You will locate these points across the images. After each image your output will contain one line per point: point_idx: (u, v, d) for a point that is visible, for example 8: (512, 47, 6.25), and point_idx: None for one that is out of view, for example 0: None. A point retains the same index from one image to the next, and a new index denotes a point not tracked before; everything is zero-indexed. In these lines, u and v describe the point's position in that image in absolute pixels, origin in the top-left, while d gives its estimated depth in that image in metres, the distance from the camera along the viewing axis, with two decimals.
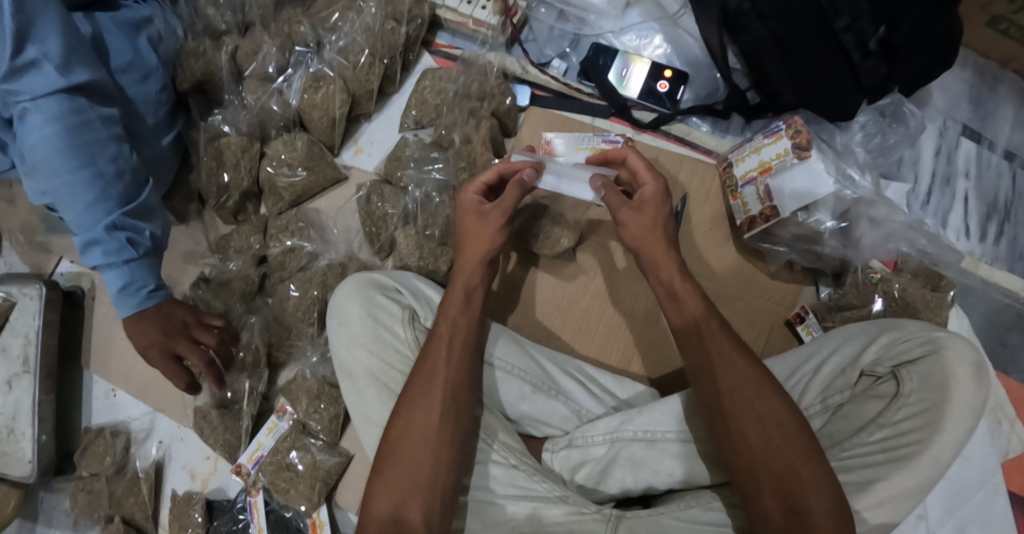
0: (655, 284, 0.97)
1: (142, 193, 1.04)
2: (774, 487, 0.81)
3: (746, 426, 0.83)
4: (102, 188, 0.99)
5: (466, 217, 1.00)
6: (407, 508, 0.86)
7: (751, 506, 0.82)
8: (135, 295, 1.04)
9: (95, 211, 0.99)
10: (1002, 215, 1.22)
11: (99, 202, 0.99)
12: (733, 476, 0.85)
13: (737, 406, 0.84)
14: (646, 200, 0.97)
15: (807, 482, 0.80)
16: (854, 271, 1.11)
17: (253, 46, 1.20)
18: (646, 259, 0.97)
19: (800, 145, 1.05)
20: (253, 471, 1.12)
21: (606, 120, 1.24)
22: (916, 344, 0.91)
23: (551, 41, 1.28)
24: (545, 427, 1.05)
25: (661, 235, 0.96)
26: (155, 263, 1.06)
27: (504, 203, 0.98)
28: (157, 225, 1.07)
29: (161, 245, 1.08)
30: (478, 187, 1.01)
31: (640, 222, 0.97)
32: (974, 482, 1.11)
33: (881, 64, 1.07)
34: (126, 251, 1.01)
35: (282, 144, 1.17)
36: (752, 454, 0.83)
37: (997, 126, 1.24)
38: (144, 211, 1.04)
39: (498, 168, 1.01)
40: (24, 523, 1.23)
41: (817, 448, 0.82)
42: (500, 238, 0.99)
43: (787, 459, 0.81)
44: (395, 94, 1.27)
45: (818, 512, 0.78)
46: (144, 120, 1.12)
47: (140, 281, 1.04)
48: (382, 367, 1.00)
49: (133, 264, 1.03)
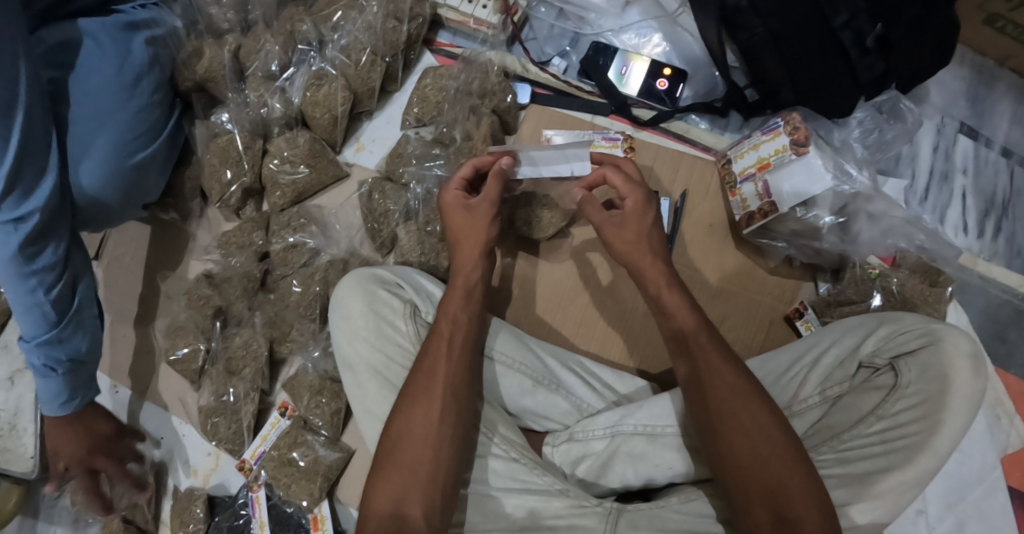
0: (645, 299, 0.97)
1: (72, 308, 1.03)
2: (763, 496, 0.81)
3: (734, 437, 0.84)
4: (31, 310, 0.99)
5: (456, 215, 1.01)
6: (407, 503, 0.87)
7: (738, 516, 0.83)
8: (55, 400, 1.04)
9: (26, 328, 1.00)
10: (1000, 211, 1.22)
11: (30, 319, 1.00)
12: (722, 483, 0.85)
13: (725, 418, 0.85)
14: (629, 213, 0.98)
15: (796, 493, 0.80)
16: (853, 266, 1.12)
17: (256, 44, 1.22)
18: (633, 271, 0.98)
19: (799, 141, 1.06)
20: (255, 466, 1.14)
21: (607, 117, 1.25)
22: (915, 336, 0.92)
23: (551, 39, 1.28)
24: (546, 421, 1.05)
25: (645, 253, 0.97)
26: (74, 381, 1.04)
27: (490, 194, 1.00)
28: (80, 343, 1.04)
29: (88, 358, 1.06)
30: (459, 182, 1.03)
31: (624, 237, 0.98)
32: (973, 476, 1.11)
33: (879, 60, 1.09)
34: (46, 371, 1.02)
35: (285, 140, 1.18)
36: (742, 463, 0.83)
37: (994, 123, 1.25)
38: (59, 337, 1.02)
39: (473, 162, 1.02)
40: (24, 522, 1.21)
41: (805, 460, 0.83)
42: (490, 228, 1.01)
43: (775, 469, 0.82)
44: (397, 92, 1.28)
45: (807, 523, 0.79)
46: (140, 122, 1.14)
47: (51, 395, 1.04)
48: (385, 361, 1.01)
49: (55, 379, 1.03)
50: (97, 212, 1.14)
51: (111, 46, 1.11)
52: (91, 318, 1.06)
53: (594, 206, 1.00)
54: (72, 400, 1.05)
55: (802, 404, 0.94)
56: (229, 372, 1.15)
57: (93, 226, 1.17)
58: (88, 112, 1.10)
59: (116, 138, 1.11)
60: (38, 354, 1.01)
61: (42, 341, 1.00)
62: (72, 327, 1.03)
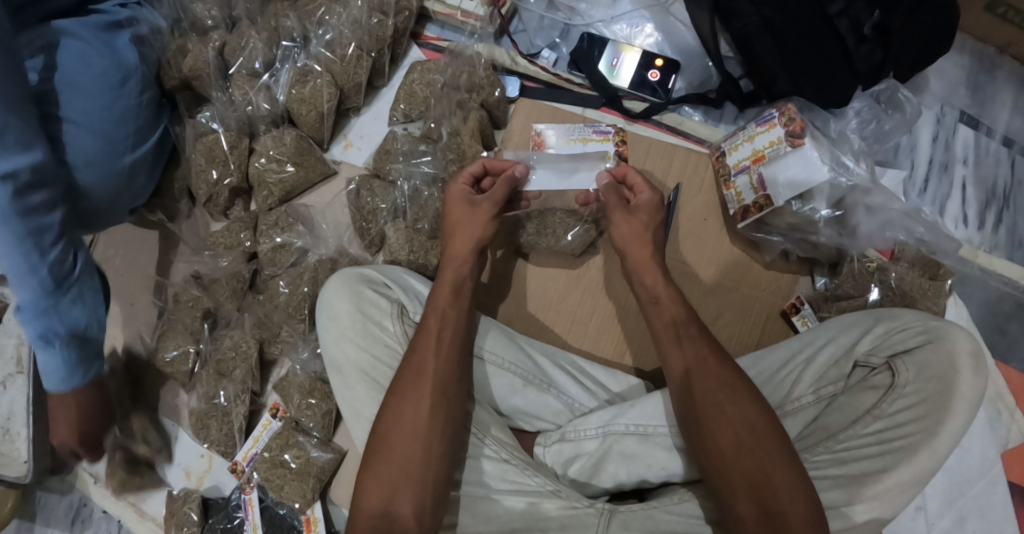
0: (637, 287, 0.98)
1: (67, 280, 0.95)
2: (748, 490, 0.80)
3: (719, 428, 0.83)
4: (25, 277, 0.91)
5: (457, 208, 1.01)
6: (397, 502, 0.85)
7: (724, 511, 0.81)
8: (61, 372, 0.97)
9: (21, 298, 0.93)
10: (1001, 203, 1.20)
11: (23, 287, 0.92)
12: (708, 478, 0.84)
13: (709, 409, 0.84)
14: (640, 207, 1.00)
15: (780, 484, 0.79)
16: (853, 260, 1.09)
17: (241, 41, 1.19)
18: (631, 263, 0.99)
19: (794, 133, 1.03)
20: (247, 468, 1.14)
21: (598, 109, 1.23)
22: (913, 334, 0.90)
23: (541, 31, 1.26)
24: (537, 421, 1.04)
25: (649, 240, 0.98)
26: (78, 356, 0.97)
27: (495, 195, 1.01)
28: (80, 316, 0.97)
29: (90, 332, 0.98)
30: (467, 178, 1.04)
31: (632, 225, 0.99)
32: (972, 472, 1.10)
33: (877, 48, 1.07)
34: (45, 344, 0.95)
35: (271, 139, 1.17)
36: (725, 457, 0.82)
37: (995, 112, 1.22)
38: (59, 308, 0.94)
39: (485, 162, 1.04)
40: (21, 524, 1.25)
41: (791, 454, 0.82)
42: (490, 228, 1.01)
43: (760, 461, 0.81)
44: (384, 88, 1.26)
45: (792, 516, 0.78)
46: (127, 122, 1.11)
47: (51, 369, 0.96)
48: (372, 362, 0.99)
49: (60, 353, 0.96)
50: (86, 214, 1.12)
51: (98, 45, 1.07)
52: (91, 289, 0.99)
53: (612, 190, 1.01)
54: (75, 374, 0.98)
55: (796, 403, 0.92)
56: (219, 374, 1.14)
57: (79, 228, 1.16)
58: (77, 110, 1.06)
59: (104, 143, 1.09)
60: (35, 326, 0.94)
61: (40, 311, 0.93)
62: (72, 297, 0.95)
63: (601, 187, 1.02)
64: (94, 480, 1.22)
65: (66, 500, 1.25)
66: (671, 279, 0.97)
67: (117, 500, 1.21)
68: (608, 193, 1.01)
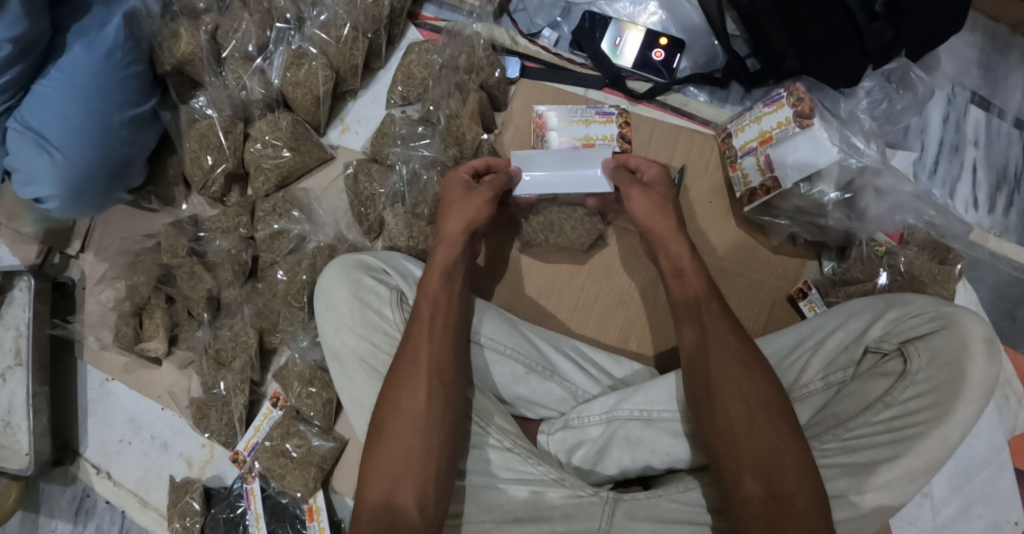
0: (661, 260, 0.96)
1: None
2: (756, 470, 0.79)
3: (732, 406, 0.82)
4: None
5: (454, 191, 1.00)
6: (398, 491, 0.83)
7: (729, 492, 0.80)
8: None
9: None
10: (1012, 185, 1.17)
11: None
12: (713, 459, 0.83)
13: (724, 386, 0.83)
14: (651, 182, 1.00)
15: (788, 465, 0.78)
16: (860, 244, 1.06)
17: (232, 24, 1.15)
18: (653, 237, 0.97)
19: (802, 113, 1.01)
20: (249, 457, 1.13)
21: (600, 91, 1.19)
22: (926, 320, 0.88)
23: (541, 10, 1.23)
24: (540, 408, 1.02)
25: (671, 212, 0.97)
26: None
27: (492, 182, 1.00)
28: None
29: None
30: (469, 169, 1.03)
31: (647, 201, 0.97)
32: (980, 459, 1.08)
33: (888, 27, 1.03)
34: None
35: (267, 123, 1.13)
36: (734, 436, 0.81)
37: (1007, 92, 1.19)
38: None
39: (489, 159, 1.05)
40: (26, 515, 1.25)
41: (800, 435, 0.81)
42: (484, 213, 0.99)
43: (770, 441, 0.79)
44: (382, 69, 1.23)
45: (800, 498, 0.77)
46: (120, 102, 1.10)
47: None
48: (371, 350, 0.98)
49: None
50: (86, 203, 1.14)
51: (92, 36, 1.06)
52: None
53: (620, 171, 1.00)
54: None
55: (804, 389, 0.91)
56: (218, 364, 1.13)
57: (80, 215, 1.17)
58: (79, 86, 1.06)
59: (80, 140, 1.08)
60: None
61: None
62: None
63: (609, 171, 1.01)
64: (97, 472, 1.21)
65: (68, 492, 1.24)
66: (693, 251, 0.95)
67: (119, 491, 1.20)
68: (619, 174, 0.99)
